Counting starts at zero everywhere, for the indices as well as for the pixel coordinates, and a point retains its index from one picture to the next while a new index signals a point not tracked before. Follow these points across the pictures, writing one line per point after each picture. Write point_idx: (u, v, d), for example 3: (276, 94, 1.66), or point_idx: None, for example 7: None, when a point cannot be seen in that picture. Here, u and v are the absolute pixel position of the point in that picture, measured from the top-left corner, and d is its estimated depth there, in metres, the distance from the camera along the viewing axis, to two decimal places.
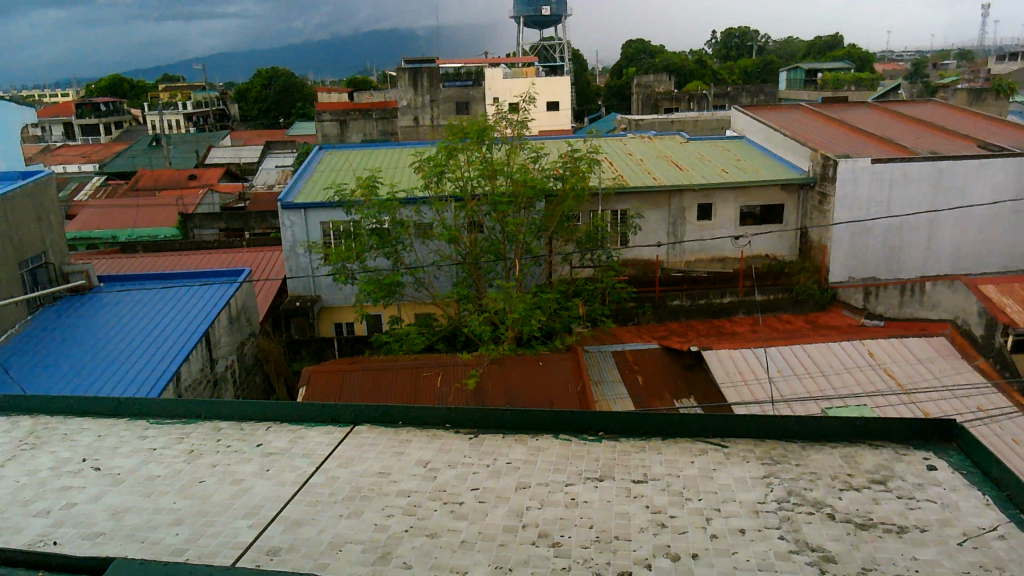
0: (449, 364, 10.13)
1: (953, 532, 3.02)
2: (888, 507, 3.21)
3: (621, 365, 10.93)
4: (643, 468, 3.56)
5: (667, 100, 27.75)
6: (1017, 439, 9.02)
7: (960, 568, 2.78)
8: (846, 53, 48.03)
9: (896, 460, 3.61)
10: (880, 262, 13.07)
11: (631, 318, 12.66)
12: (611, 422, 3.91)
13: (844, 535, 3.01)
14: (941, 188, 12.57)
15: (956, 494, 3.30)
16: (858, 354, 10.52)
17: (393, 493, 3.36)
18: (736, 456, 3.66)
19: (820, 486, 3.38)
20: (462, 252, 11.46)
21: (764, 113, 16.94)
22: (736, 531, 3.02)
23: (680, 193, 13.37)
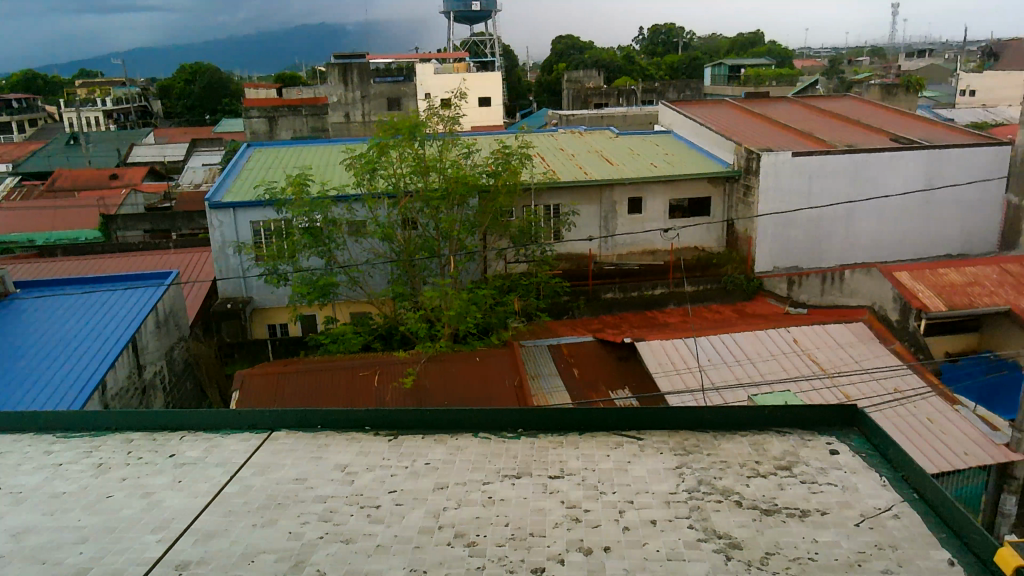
0: (386, 363, 10.02)
1: (851, 514, 3.16)
2: (792, 492, 3.33)
3: (557, 359, 11.09)
4: (561, 463, 3.59)
5: (597, 96, 28.08)
6: (932, 417, 9.36)
7: (856, 548, 2.92)
8: (768, 50, 49.28)
9: (802, 445, 3.75)
10: (803, 251, 13.56)
11: (567, 311, 12.81)
12: (530, 419, 3.94)
13: (750, 521, 3.10)
14: (858, 180, 13.13)
15: (856, 476, 3.45)
16: (783, 341, 10.87)
17: (309, 500, 3.30)
18: (650, 448, 3.74)
19: (729, 474, 3.48)
20: (397, 249, 11.37)
21: (690, 110, 17.26)
22: (648, 522, 3.08)
23: (611, 188, 13.55)
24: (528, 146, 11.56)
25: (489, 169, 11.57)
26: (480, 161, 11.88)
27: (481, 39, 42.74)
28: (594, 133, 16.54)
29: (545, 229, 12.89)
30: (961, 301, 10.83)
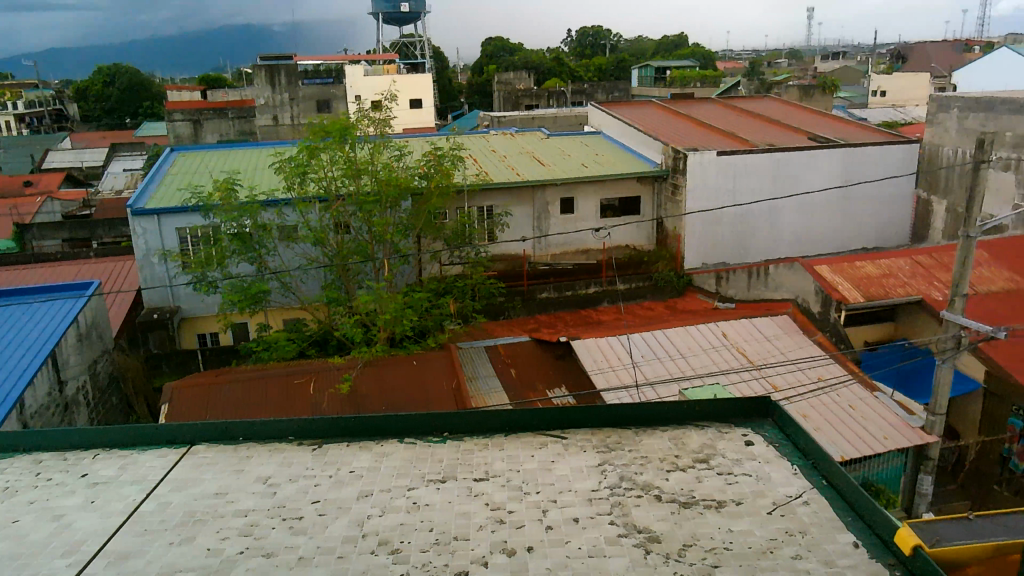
0: (321, 369, 9.85)
1: (764, 502, 3.28)
2: (709, 484, 3.43)
3: (494, 360, 11.11)
4: (486, 466, 3.60)
5: (527, 97, 28.21)
6: (853, 404, 9.75)
7: (769, 536, 3.03)
8: (692, 52, 50.46)
9: (719, 438, 3.87)
10: (729, 247, 13.95)
11: (503, 312, 12.82)
12: (455, 422, 3.93)
13: (668, 514, 3.17)
14: (779, 178, 13.63)
15: (769, 466, 3.59)
16: (713, 335, 11.16)
17: (230, 514, 3.21)
18: (573, 446, 3.78)
19: (649, 469, 3.56)
20: (330, 254, 11.19)
21: (618, 111, 17.53)
22: (571, 520, 3.12)
23: (543, 188, 13.64)
24: (460, 148, 11.57)
25: (421, 171, 11.52)
26: (411, 163, 11.80)
27: (411, 40, 42.33)
28: (526, 134, 16.63)
29: (479, 230, 12.90)
30: (878, 292, 11.29)
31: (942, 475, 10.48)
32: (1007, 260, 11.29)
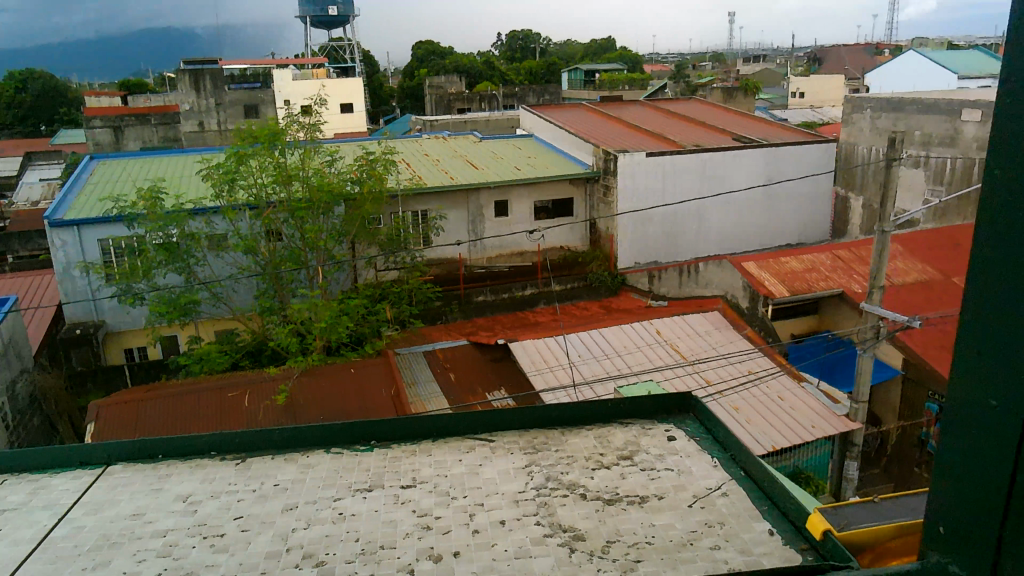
0: (255, 382, 9.60)
1: (685, 496, 3.36)
2: (633, 480, 3.50)
3: (432, 365, 11.04)
4: (413, 472, 3.57)
5: (459, 101, 28.14)
6: (782, 395, 10.06)
7: (689, 528, 3.10)
8: (619, 55, 51.22)
9: (642, 434, 3.95)
10: (659, 247, 14.23)
11: (440, 317, 12.75)
12: (383, 430, 3.89)
13: (593, 512, 3.21)
14: (706, 177, 13.99)
15: (690, 460, 3.68)
16: (647, 333, 11.35)
17: (147, 535, 3.10)
18: (501, 449, 3.80)
19: (575, 468, 3.60)
20: (261, 263, 10.92)
21: (550, 113, 17.68)
22: (497, 523, 3.12)
23: (476, 192, 13.64)
24: (392, 152, 11.48)
25: (354, 176, 11.38)
26: (343, 168, 11.64)
27: (340, 44, 41.64)
28: (458, 138, 16.61)
29: (414, 235, 12.80)
30: (801, 287, 11.69)
31: (867, 460, 10.94)
32: (919, 252, 11.84)
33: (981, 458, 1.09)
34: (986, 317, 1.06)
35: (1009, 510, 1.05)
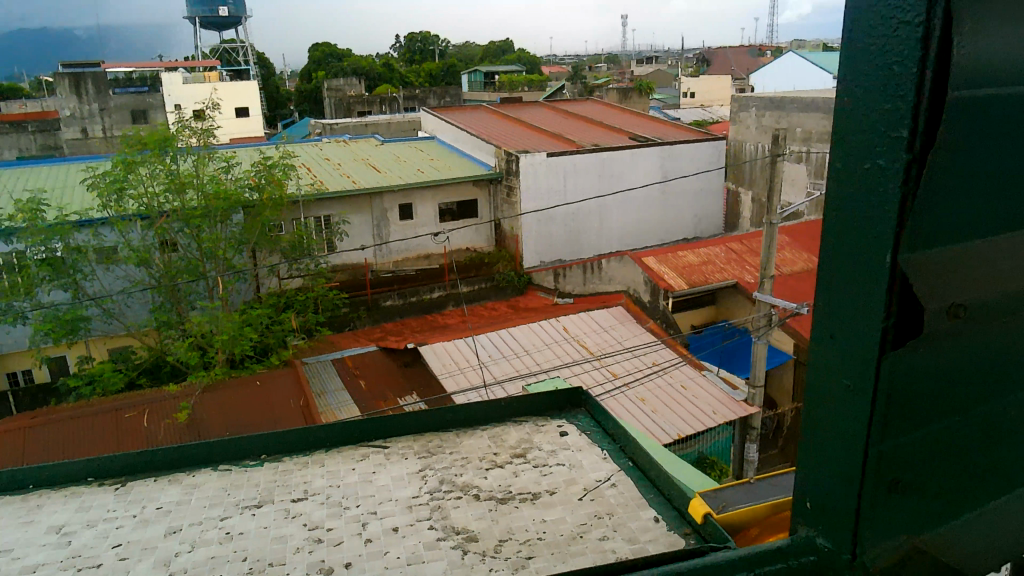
0: (155, 400, 9.15)
1: (575, 489, 3.46)
2: (525, 478, 3.56)
3: (341, 373, 10.79)
4: (305, 485, 3.49)
5: (359, 103, 27.65)
6: (685, 384, 10.43)
7: (579, 521, 3.19)
8: (518, 57, 51.64)
9: (536, 432, 4.05)
10: (563, 245, 14.46)
11: (348, 323, 12.49)
12: (273, 442, 3.79)
13: (486, 512, 3.24)
14: (605, 176, 14.34)
15: (581, 454, 3.81)
16: (554, 330, 11.50)
17: (15, 572, 2.89)
18: (395, 455, 3.77)
19: (469, 470, 3.62)
20: (155, 275, 10.40)
21: (451, 116, 17.65)
22: (390, 530, 3.08)
23: (379, 195, 13.46)
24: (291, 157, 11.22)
25: (252, 183, 11.04)
26: (240, 174, 11.25)
27: (232, 46, 40.08)
28: (359, 141, 16.35)
29: (318, 241, 12.53)
30: (698, 279, 12.13)
31: (765, 441, 11.43)
32: (802, 243, 12.53)
33: (834, 433, 1.02)
34: (828, 285, 0.99)
35: (864, 483, 1.00)
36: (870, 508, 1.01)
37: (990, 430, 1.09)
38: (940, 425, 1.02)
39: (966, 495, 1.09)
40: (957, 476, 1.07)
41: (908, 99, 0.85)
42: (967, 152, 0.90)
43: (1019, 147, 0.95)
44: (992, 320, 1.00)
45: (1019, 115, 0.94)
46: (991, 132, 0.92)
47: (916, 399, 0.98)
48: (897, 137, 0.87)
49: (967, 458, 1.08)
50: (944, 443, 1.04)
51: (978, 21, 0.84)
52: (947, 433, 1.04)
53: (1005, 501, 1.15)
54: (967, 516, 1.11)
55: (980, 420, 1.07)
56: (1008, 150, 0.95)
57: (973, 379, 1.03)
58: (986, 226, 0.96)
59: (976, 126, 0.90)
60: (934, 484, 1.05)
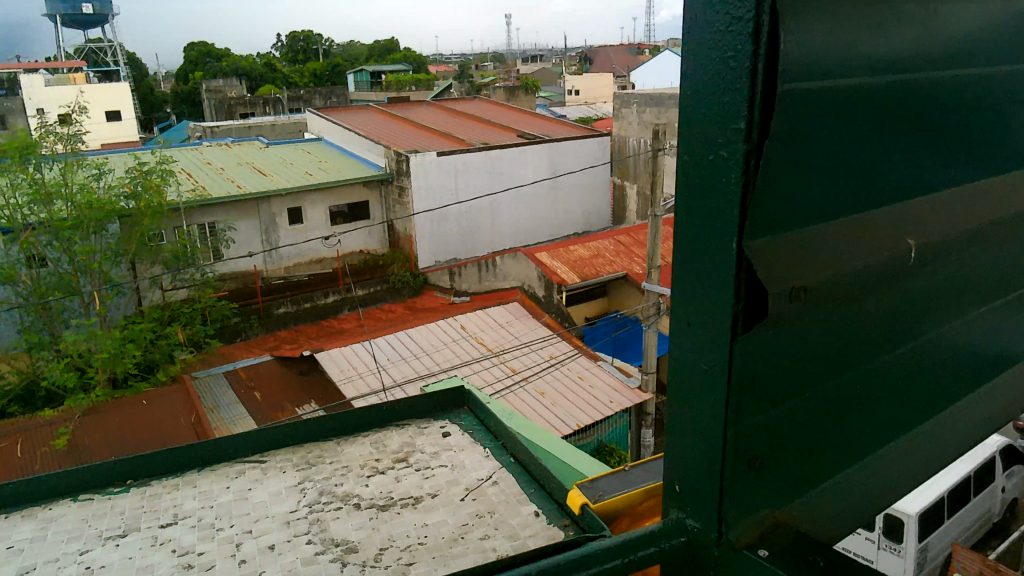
0: (30, 428, 8.52)
1: (457, 491, 3.48)
2: (407, 482, 3.55)
3: (234, 386, 10.31)
4: (174, 508, 3.32)
5: (241, 105, 26.57)
6: (582, 374, 10.64)
7: (461, 521, 3.21)
8: (404, 57, 50.99)
9: (418, 434, 4.06)
10: (458, 244, 14.44)
11: (239, 334, 11.99)
12: (140, 466, 3.58)
13: (366, 521, 3.19)
14: (495, 173, 14.45)
15: (463, 453, 3.85)
16: (452, 329, 11.47)
17: None
18: (273, 469, 3.66)
19: (349, 478, 3.56)
20: (23, 293, 9.63)
21: (338, 116, 17.28)
22: (266, 548, 2.98)
23: (267, 200, 12.97)
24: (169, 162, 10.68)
25: (127, 191, 10.44)
26: (114, 182, 10.61)
27: (98, 45, 37.53)
28: (243, 144, 15.75)
29: (203, 250, 11.98)
30: (590, 272, 12.41)
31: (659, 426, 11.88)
32: None
33: (697, 415, 1.05)
34: (683, 272, 1.02)
35: (726, 463, 1.03)
36: (733, 486, 1.04)
37: (840, 406, 1.16)
38: (792, 403, 1.08)
39: (821, 468, 1.16)
40: (812, 447, 1.13)
41: (744, 88, 0.88)
42: (801, 140, 0.95)
43: (853, 137, 1.02)
44: (831, 302, 1.06)
45: (847, 110, 1.00)
46: (823, 125, 0.97)
47: (770, 381, 1.03)
48: (736, 129, 0.90)
49: (820, 431, 1.14)
50: (797, 419, 1.09)
51: (801, 19, 0.89)
52: (800, 411, 1.10)
53: (860, 468, 1.22)
54: (826, 487, 1.17)
55: (828, 394, 1.13)
56: (844, 140, 1.00)
57: (818, 358, 1.09)
58: (825, 214, 1.01)
59: (807, 118, 0.94)
60: (790, 458, 1.11)
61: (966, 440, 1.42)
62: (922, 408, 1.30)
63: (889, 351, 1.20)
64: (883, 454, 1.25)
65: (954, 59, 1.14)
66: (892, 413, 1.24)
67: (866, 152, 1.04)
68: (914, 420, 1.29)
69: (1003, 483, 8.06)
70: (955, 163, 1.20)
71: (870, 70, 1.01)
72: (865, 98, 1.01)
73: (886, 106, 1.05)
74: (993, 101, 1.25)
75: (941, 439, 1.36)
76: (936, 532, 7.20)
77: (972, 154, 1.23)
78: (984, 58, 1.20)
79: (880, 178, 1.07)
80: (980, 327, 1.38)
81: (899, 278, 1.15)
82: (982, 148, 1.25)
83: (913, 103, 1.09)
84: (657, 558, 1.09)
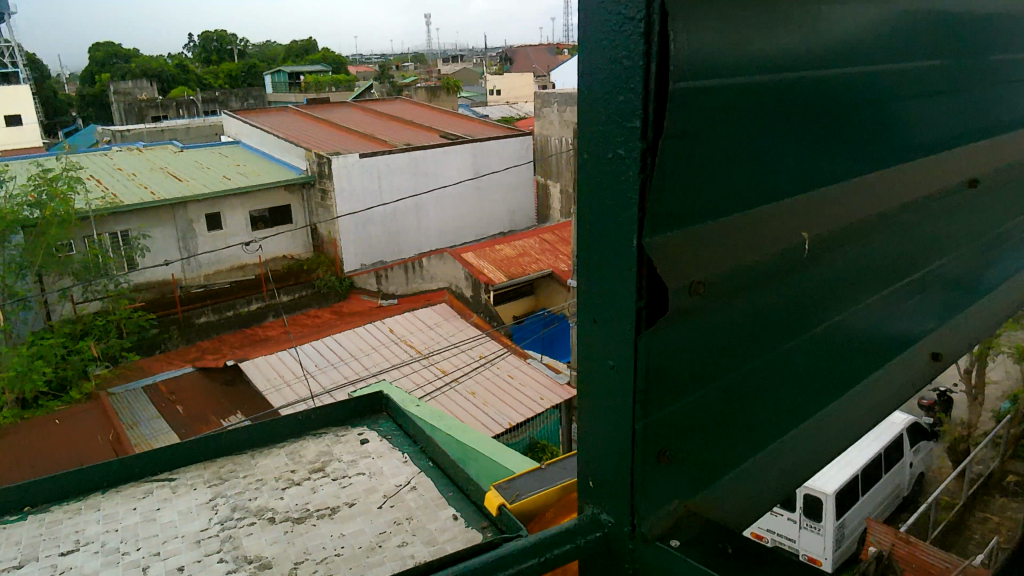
0: None
1: (375, 498, 3.46)
2: (324, 492, 3.50)
3: (156, 401, 9.84)
4: (76, 533, 3.16)
5: (152, 107, 25.52)
6: (512, 372, 10.67)
7: (379, 529, 3.18)
8: (323, 57, 49.96)
9: (335, 443, 4.01)
10: (383, 247, 14.26)
11: (158, 346, 11.47)
12: (40, 491, 3.40)
13: (281, 535, 3.12)
14: (419, 174, 14.34)
15: (381, 460, 3.82)
16: (380, 333, 11.33)
17: None
18: (183, 486, 3.54)
19: (263, 492, 3.48)
20: None
21: (256, 118, 16.84)
22: (176, 570, 2.87)
23: (183, 206, 12.49)
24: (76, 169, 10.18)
25: (31, 200, 9.90)
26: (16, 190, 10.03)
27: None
28: (155, 149, 15.16)
29: (116, 260, 11.48)
30: (517, 271, 12.46)
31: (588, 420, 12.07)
32: None
33: (607, 411, 1.06)
34: (588, 269, 1.02)
35: (637, 457, 1.04)
36: (644, 479, 1.06)
37: (744, 396, 1.19)
38: (699, 393, 1.10)
39: (729, 456, 1.19)
40: (719, 435, 1.17)
41: (639, 88, 0.89)
42: (695, 137, 0.96)
43: (746, 134, 1.05)
44: (730, 294, 1.09)
45: (738, 107, 1.02)
46: (718, 123, 1.00)
47: (676, 372, 1.05)
48: (632, 128, 0.91)
49: (726, 419, 1.17)
50: (702, 409, 1.12)
51: (690, 21, 0.91)
52: (706, 402, 1.12)
53: (764, 454, 1.26)
54: (734, 473, 1.21)
55: (732, 385, 1.16)
56: (737, 136, 1.03)
57: (721, 349, 1.12)
58: (721, 208, 1.04)
59: (699, 116, 0.97)
60: (698, 449, 1.14)
61: (860, 422, 1.48)
62: (822, 392, 1.36)
63: (790, 338, 1.25)
64: (784, 440, 1.30)
65: (839, 59, 1.19)
66: (794, 399, 1.30)
67: (758, 148, 1.07)
68: (814, 404, 1.35)
69: (911, 458, 8.49)
70: (844, 158, 1.25)
71: (757, 69, 1.04)
72: (754, 96, 1.04)
73: (776, 103, 1.08)
74: (878, 98, 1.31)
75: (837, 423, 1.42)
76: (852, 509, 7.53)
77: (860, 149, 1.29)
78: (870, 56, 1.26)
79: (771, 175, 1.11)
80: (873, 314, 1.44)
81: (795, 268, 1.20)
82: (870, 143, 1.31)
83: (800, 100, 1.13)
84: (574, 555, 1.09)
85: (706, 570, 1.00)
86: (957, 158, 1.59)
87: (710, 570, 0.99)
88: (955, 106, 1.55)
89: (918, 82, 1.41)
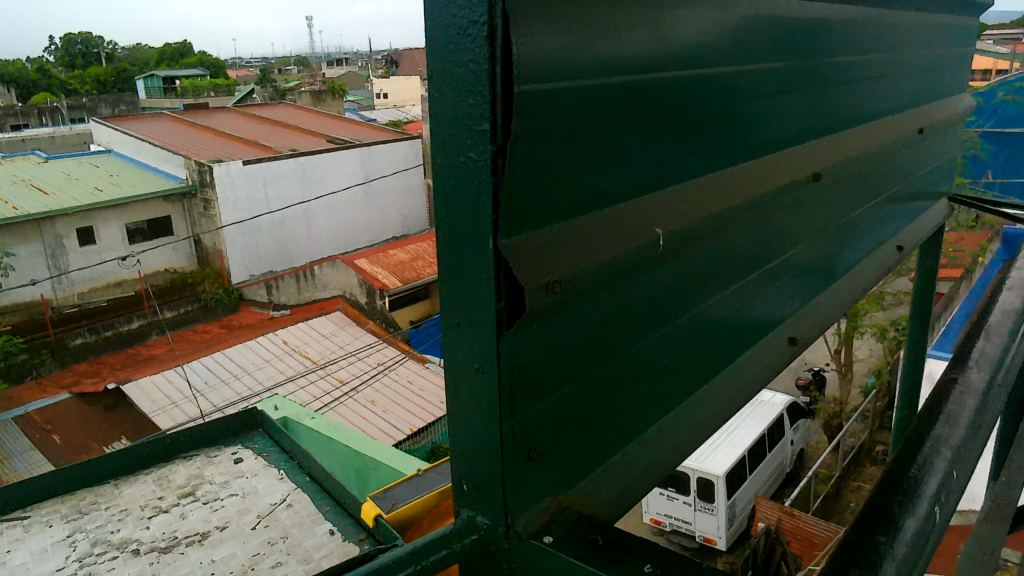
0: None
1: (249, 518, 3.36)
2: (193, 518, 3.37)
3: (28, 431, 9.12)
4: None
5: (9, 115, 23.62)
6: (411, 378, 10.55)
7: (251, 551, 3.10)
8: (199, 60, 47.72)
9: (207, 465, 3.86)
10: (273, 256, 13.77)
11: (29, 372, 10.71)
12: None
13: (145, 567, 2.99)
14: (307, 180, 13.98)
15: (256, 479, 3.72)
16: (273, 345, 10.98)
17: None
18: (37, 524, 3.30)
19: (127, 523, 3.31)
20: None
21: (127, 125, 15.92)
22: None
23: (51, 220, 11.61)
24: None
25: None
26: None
27: None
28: (16, 159, 14.07)
29: None
30: (411, 275, 12.36)
31: None
32: None
33: (472, 413, 1.07)
34: (448, 272, 1.02)
35: (506, 456, 1.05)
36: (514, 479, 1.06)
37: (609, 389, 1.23)
38: (564, 391, 1.13)
39: (596, 450, 1.22)
40: (589, 428, 1.20)
41: (486, 91, 0.90)
42: (545, 137, 0.98)
43: (596, 135, 1.08)
44: (588, 293, 1.12)
45: (585, 108, 1.05)
46: (567, 126, 1.02)
47: (542, 368, 1.07)
48: (483, 130, 0.92)
49: (594, 413, 1.20)
50: (568, 405, 1.14)
51: (533, 26, 0.93)
52: (573, 397, 1.15)
53: (632, 446, 1.31)
54: (603, 467, 1.24)
55: (598, 377, 1.19)
56: (587, 138, 1.06)
57: (583, 346, 1.15)
58: (574, 208, 1.07)
59: (549, 118, 0.99)
60: (565, 447, 1.16)
61: (725, 408, 1.56)
62: (683, 382, 1.42)
63: (651, 332, 1.29)
64: (646, 433, 1.35)
65: (683, 62, 1.24)
66: (657, 390, 1.35)
67: (608, 148, 1.11)
68: (675, 397, 1.41)
69: (791, 436, 9.00)
70: (692, 156, 1.31)
71: (602, 71, 1.07)
72: (602, 98, 1.08)
73: (623, 104, 1.12)
74: (724, 96, 1.38)
75: (697, 412, 1.48)
76: (740, 488, 7.91)
77: (708, 147, 1.35)
78: (714, 59, 1.32)
79: (620, 175, 1.14)
80: (729, 306, 1.52)
81: (651, 264, 1.24)
82: (716, 141, 1.38)
83: (648, 100, 1.17)
84: (451, 559, 1.07)
85: (578, 562, 1.02)
86: (798, 155, 1.69)
87: (581, 563, 1.01)
88: (798, 104, 1.65)
89: (761, 81, 1.49)
